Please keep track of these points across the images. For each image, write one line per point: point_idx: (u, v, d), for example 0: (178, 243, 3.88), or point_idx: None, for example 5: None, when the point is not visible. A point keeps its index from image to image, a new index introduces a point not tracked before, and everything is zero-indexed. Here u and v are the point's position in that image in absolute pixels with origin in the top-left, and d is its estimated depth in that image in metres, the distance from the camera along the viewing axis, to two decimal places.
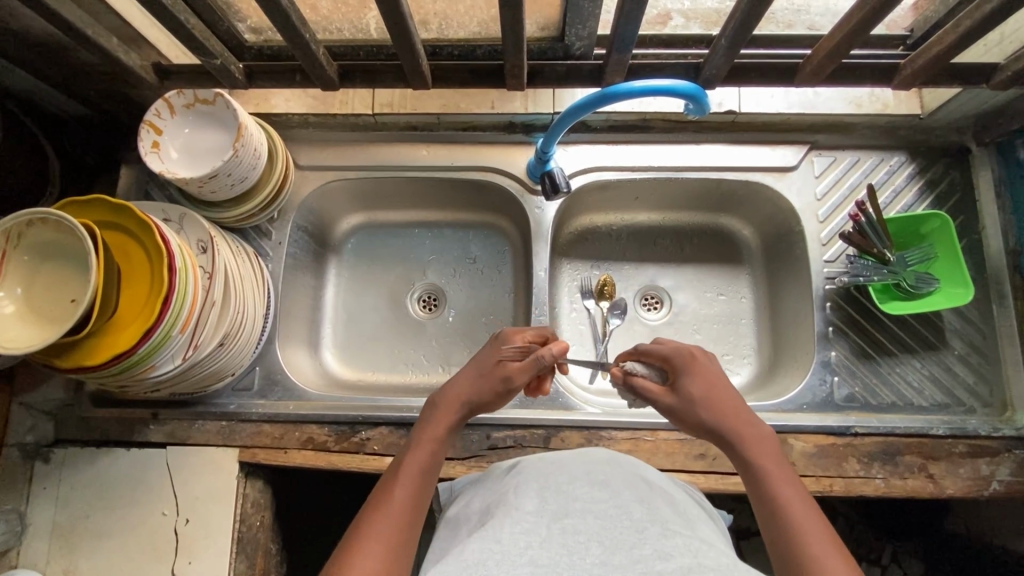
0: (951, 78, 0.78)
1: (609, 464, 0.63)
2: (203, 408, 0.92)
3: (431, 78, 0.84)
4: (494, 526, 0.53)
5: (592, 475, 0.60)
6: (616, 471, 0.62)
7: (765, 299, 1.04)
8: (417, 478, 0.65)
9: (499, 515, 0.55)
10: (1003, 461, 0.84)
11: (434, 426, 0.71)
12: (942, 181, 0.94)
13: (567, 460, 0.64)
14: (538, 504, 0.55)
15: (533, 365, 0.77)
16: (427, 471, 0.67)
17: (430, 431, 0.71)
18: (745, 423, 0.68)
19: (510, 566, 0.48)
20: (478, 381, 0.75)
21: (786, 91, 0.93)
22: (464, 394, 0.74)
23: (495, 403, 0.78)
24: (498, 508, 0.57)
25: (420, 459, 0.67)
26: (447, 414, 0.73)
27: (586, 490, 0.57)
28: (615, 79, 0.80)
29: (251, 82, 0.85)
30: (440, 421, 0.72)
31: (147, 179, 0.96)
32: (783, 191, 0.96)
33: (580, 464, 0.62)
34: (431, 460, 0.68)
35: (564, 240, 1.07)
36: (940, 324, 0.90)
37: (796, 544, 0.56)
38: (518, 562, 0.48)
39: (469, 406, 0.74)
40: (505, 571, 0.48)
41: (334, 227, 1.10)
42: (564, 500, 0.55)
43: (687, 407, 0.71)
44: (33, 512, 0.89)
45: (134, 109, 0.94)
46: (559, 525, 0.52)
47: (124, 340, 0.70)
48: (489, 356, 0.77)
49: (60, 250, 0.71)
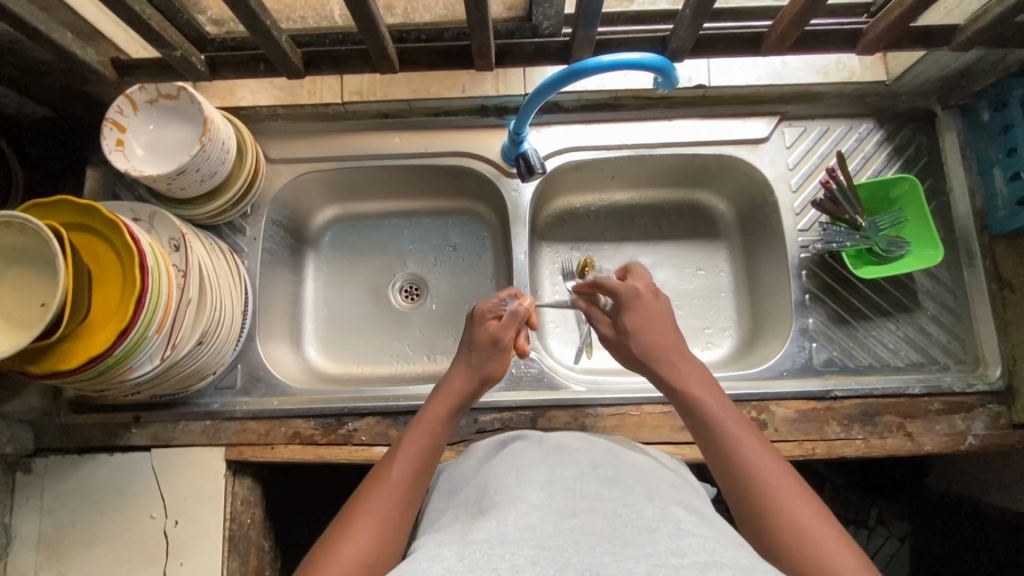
0: (914, 41, 0.79)
1: (614, 458, 0.64)
2: (186, 409, 0.92)
3: (397, 63, 0.82)
4: (497, 516, 0.52)
5: (601, 472, 0.60)
6: (621, 466, 0.62)
7: (743, 271, 1.05)
8: (418, 459, 0.65)
9: (501, 505, 0.54)
10: (978, 416, 0.86)
11: (434, 409, 0.72)
12: (910, 146, 0.96)
13: (569, 451, 0.64)
14: (544, 500, 0.54)
15: (513, 320, 0.80)
16: (427, 453, 0.67)
17: (430, 412, 0.72)
18: (671, 348, 0.73)
19: (513, 545, 0.48)
20: (476, 355, 0.78)
21: (754, 63, 0.94)
22: (464, 374, 0.77)
23: (497, 370, 0.79)
24: (499, 498, 0.55)
25: (420, 441, 0.68)
26: (447, 396, 0.74)
27: (595, 488, 0.56)
28: (582, 56, 0.80)
29: (214, 73, 0.82)
30: (440, 402, 0.73)
31: (115, 179, 0.94)
32: (757, 163, 0.97)
33: (585, 458, 0.62)
34: (431, 443, 0.68)
35: (542, 222, 1.07)
36: (912, 286, 0.92)
37: (722, 436, 0.62)
38: (525, 540, 0.48)
39: (470, 378, 0.76)
40: (511, 552, 0.47)
41: (310, 221, 1.08)
42: (572, 499, 0.55)
43: (623, 338, 0.77)
44: (17, 523, 0.87)
45: (94, 107, 0.91)
46: (567, 524, 0.51)
47: (98, 343, 0.69)
48: (484, 330, 0.80)
49: (30, 254, 0.69)
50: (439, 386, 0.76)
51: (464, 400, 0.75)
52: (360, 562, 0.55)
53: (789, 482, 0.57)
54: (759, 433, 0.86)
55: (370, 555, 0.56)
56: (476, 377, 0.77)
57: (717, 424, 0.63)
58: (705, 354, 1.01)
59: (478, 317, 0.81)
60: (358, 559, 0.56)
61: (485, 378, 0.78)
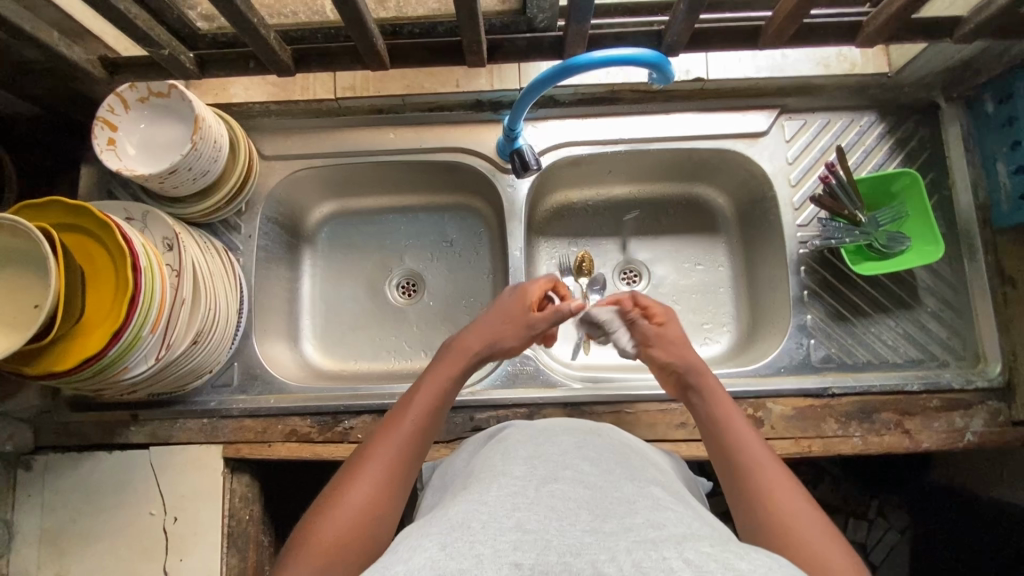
0: (916, 32, 0.77)
1: (598, 438, 0.65)
2: (183, 407, 0.92)
3: (388, 58, 0.81)
4: (480, 491, 0.53)
5: (583, 449, 0.61)
6: (605, 446, 0.64)
7: (742, 266, 1.04)
8: (430, 412, 0.66)
9: (486, 481, 0.55)
10: (977, 413, 0.86)
11: (448, 367, 0.72)
12: (912, 139, 0.94)
13: (555, 433, 0.65)
14: (526, 471, 0.56)
15: (554, 317, 0.79)
16: (436, 407, 0.67)
17: (444, 370, 0.72)
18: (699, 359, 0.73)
19: (494, 528, 0.47)
20: (497, 321, 0.78)
21: (753, 55, 0.92)
22: (483, 335, 0.76)
23: (514, 339, 0.79)
24: (484, 474, 0.58)
25: (433, 394, 0.68)
26: (462, 352, 0.74)
27: (579, 462, 0.57)
28: (576, 51, 0.78)
29: (204, 72, 0.81)
30: (455, 359, 0.73)
31: (109, 178, 0.94)
32: (755, 157, 0.95)
33: (570, 439, 0.63)
34: (442, 397, 0.68)
35: (540, 218, 1.06)
36: (913, 282, 0.91)
37: (734, 448, 0.61)
38: (504, 522, 0.47)
39: (488, 340, 0.76)
40: (491, 533, 0.46)
41: (306, 217, 1.08)
42: (554, 467, 0.56)
43: (666, 342, 0.76)
44: (19, 520, 0.88)
45: (86, 106, 0.91)
46: (547, 489, 0.52)
47: (92, 344, 0.69)
48: (515, 299, 0.80)
49: (21, 255, 0.69)
50: (456, 341, 0.76)
51: (478, 361, 0.76)
52: (367, 507, 0.56)
53: (816, 521, 0.53)
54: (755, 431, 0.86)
55: (378, 502, 0.57)
56: (493, 341, 0.77)
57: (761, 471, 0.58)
58: (703, 350, 1.01)
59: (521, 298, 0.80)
60: (366, 502, 0.57)
61: (501, 342, 0.78)
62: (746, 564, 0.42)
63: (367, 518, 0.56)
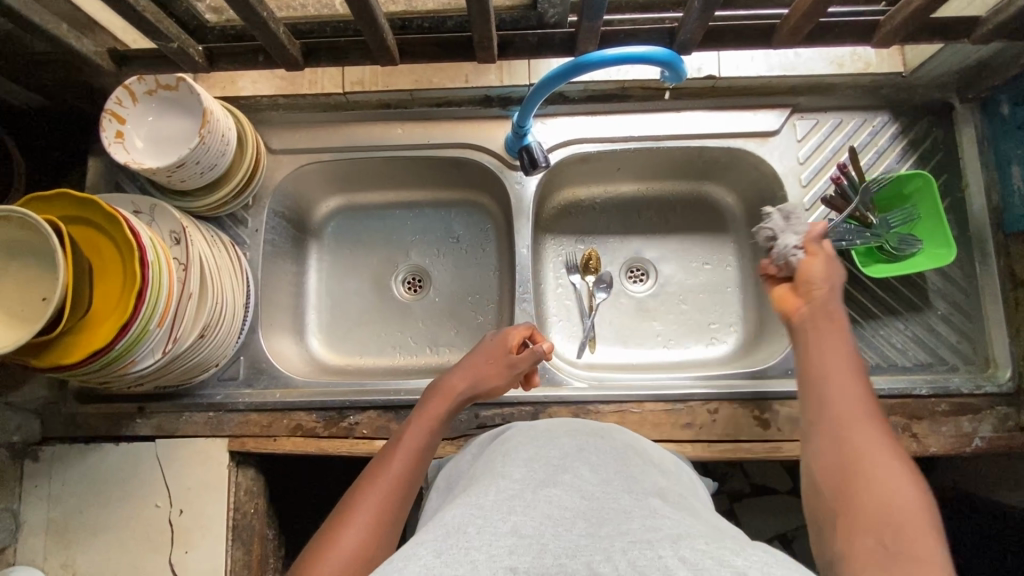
0: (933, 32, 0.76)
1: (602, 438, 0.65)
2: (189, 400, 0.92)
3: (398, 54, 0.80)
4: (478, 493, 0.54)
5: (584, 452, 0.61)
6: (608, 447, 0.63)
7: (750, 266, 1.03)
8: (417, 454, 0.67)
9: (484, 484, 0.56)
10: (985, 418, 0.85)
11: (433, 409, 0.73)
12: (925, 140, 0.93)
13: (557, 435, 0.65)
14: (525, 474, 0.56)
15: (531, 358, 0.81)
16: (423, 449, 0.68)
17: (429, 411, 0.73)
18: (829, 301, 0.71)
19: (490, 533, 0.47)
20: (478, 364, 0.79)
21: (765, 54, 0.93)
22: (465, 379, 0.78)
23: (497, 381, 0.80)
24: (484, 477, 0.59)
25: (418, 436, 0.69)
26: (445, 396, 0.75)
27: (579, 467, 0.57)
28: (587, 48, 0.77)
29: (212, 65, 0.81)
30: (439, 401, 0.75)
31: (117, 170, 0.94)
32: (766, 157, 0.95)
33: (572, 440, 0.63)
34: (428, 439, 0.69)
35: (547, 215, 1.06)
36: (923, 285, 0.90)
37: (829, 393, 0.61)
38: (499, 527, 0.48)
39: (470, 382, 0.78)
40: (488, 539, 0.47)
41: (312, 211, 1.08)
42: (553, 471, 0.56)
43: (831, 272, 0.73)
44: (26, 510, 0.89)
45: (94, 98, 0.90)
46: (544, 493, 0.53)
47: (99, 337, 0.69)
48: (495, 342, 0.82)
49: (29, 247, 0.69)
50: (439, 384, 0.78)
51: (461, 405, 0.77)
52: (356, 557, 0.56)
53: (899, 482, 0.51)
54: (761, 432, 0.86)
55: (368, 549, 0.57)
56: (476, 383, 0.78)
57: (835, 406, 0.59)
58: (710, 350, 1.00)
59: (500, 340, 0.82)
60: (352, 552, 0.56)
61: (484, 386, 0.79)
62: (741, 560, 0.43)
63: (358, 566, 0.55)
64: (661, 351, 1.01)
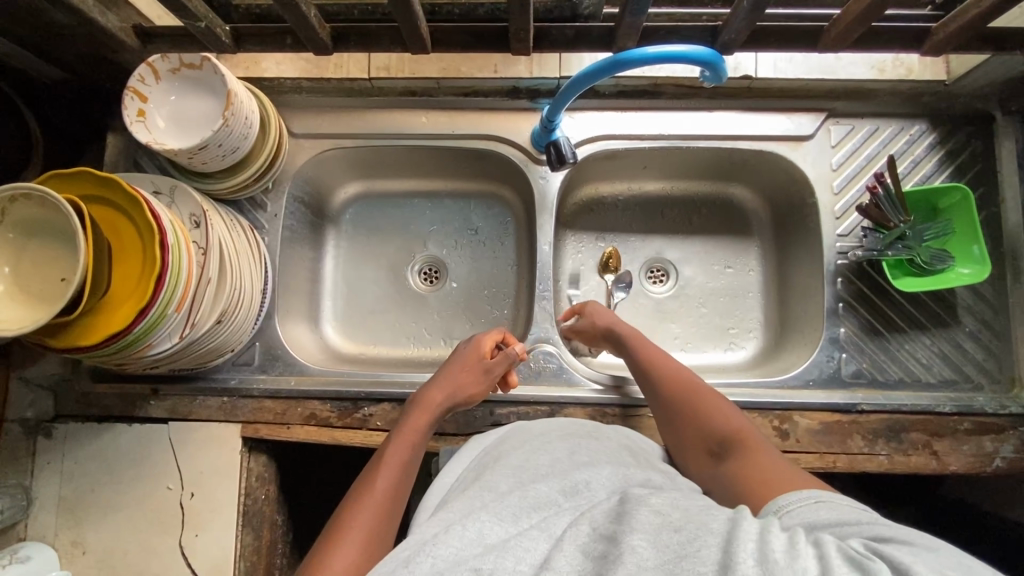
0: (984, 42, 0.74)
1: (592, 439, 0.67)
2: (203, 384, 0.92)
3: (430, 42, 0.78)
4: (464, 501, 0.57)
5: (575, 456, 0.62)
6: (599, 447, 0.65)
7: (773, 272, 1.02)
8: (402, 469, 0.67)
9: (486, 490, 0.58)
10: (1008, 438, 0.84)
11: (413, 423, 0.74)
12: (964, 151, 0.91)
13: (549, 438, 0.67)
14: (512, 484, 0.58)
15: (507, 362, 0.81)
16: (408, 465, 0.69)
17: (410, 426, 0.73)
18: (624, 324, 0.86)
19: (457, 539, 0.50)
20: (456, 375, 0.80)
21: (805, 55, 0.90)
22: (441, 392, 0.78)
23: (479, 390, 0.80)
24: (478, 479, 0.61)
25: (403, 452, 0.69)
26: (426, 410, 0.76)
27: (569, 471, 0.59)
28: (626, 44, 0.75)
29: (239, 46, 0.79)
30: (420, 416, 0.75)
31: (136, 148, 0.92)
32: (798, 162, 0.92)
33: (564, 444, 0.65)
34: (412, 454, 0.70)
35: (569, 210, 1.04)
36: (952, 301, 0.89)
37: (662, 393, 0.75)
38: (466, 532, 0.51)
39: (450, 394, 0.78)
40: (459, 544, 0.49)
41: (331, 197, 1.06)
42: (536, 477, 0.59)
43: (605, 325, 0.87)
44: (38, 486, 0.89)
45: (115, 73, 0.88)
46: (522, 499, 0.55)
47: (118, 320, 0.69)
48: (468, 350, 0.82)
49: (48, 227, 0.68)
50: (417, 398, 0.78)
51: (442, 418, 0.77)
52: (349, 575, 0.56)
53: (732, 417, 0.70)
54: (780, 443, 0.84)
55: (360, 565, 0.57)
56: (455, 394, 0.79)
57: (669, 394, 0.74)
58: (727, 355, 0.99)
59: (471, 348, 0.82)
60: (347, 568, 0.56)
61: (463, 397, 0.79)
62: (657, 500, 0.49)
63: None
64: (679, 354, 1.00)
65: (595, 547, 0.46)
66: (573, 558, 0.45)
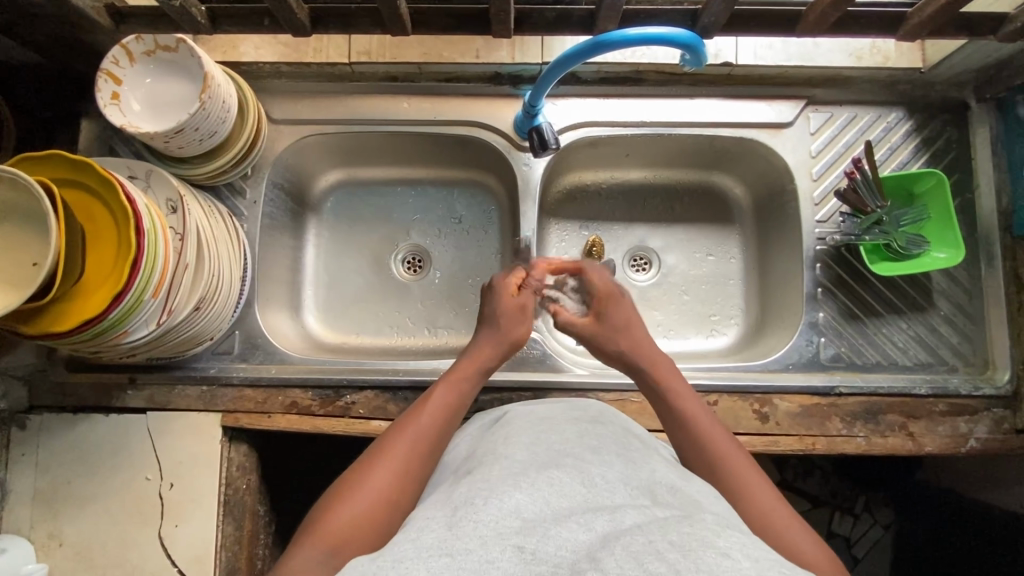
0: (958, 28, 0.75)
1: (599, 425, 0.64)
2: (182, 372, 0.91)
3: (410, 24, 0.77)
4: (482, 475, 0.54)
5: (584, 439, 0.59)
6: (607, 433, 0.62)
7: (754, 259, 1.03)
8: (448, 412, 0.66)
9: (488, 468, 0.55)
10: (982, 419, 0.85)
11: (464, 366, 0.72)
12: (939, 139, 0.92)
13: (556, 422, 0.64)
14: (529, 458, 0.55)
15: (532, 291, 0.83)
16: (455, 406, 0.67)
17: (461, 369, 0.72)
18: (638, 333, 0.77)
19: (494, 511, 0.47)
20: (502, 321, 0.78)
21: (784, 42, 0.90)
22: (491, 339, 0.76)
23: (523, 334, 0.79)
24: (486, 457, 0.58)
25: (450, 393, 0.68)
26: (479, 357, 0.74)
27: (581, 453, 0.56)
28: (607, 27, 0.75)
29: (216, 27, 0.77)
30: (472, 361, 0.73)
31: (111, 133, 0.91)
32: (778, 148, 0.93)
33: (572, 428, 0.62)
34: (459, 398, 0.68)
35: (552, 199, 1.04)
36: (928, 285, 0.90)
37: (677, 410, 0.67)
38: (503, 503, 0.48)
39: (500, 344, 0.76)
40: (490, 520, 0.46)
41: (312, 185, 1.05)
42: (555, 456, 0.56)
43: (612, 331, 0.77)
44: (12, 479, 0.87)
45: (90, 56, 0.87)
46: (546, 475, 0.52)
47: (93, 306, 0.67)
48: (503, 290, 0.81)
49: (19, 211, 0.66)
50: (468, 347, 0.76)
51: (493, 365, 0.75)
52: (381, 501, 0.56)
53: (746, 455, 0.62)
54: (759, 426, 0.85)
55: (392, 494, 0.57)
56: (504, 341, 0.76)
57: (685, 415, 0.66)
58: (709, 342, 1.00)
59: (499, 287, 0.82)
60: (379, 495, 0.56)
61: (511, 344, 0.77)
62: (723, 542, 0.44)
63: (382, 510, 0.56)
64: (662, 341, 1.00)
65: (654, 564, 0.41)
66: (624, 561, 0.42)
